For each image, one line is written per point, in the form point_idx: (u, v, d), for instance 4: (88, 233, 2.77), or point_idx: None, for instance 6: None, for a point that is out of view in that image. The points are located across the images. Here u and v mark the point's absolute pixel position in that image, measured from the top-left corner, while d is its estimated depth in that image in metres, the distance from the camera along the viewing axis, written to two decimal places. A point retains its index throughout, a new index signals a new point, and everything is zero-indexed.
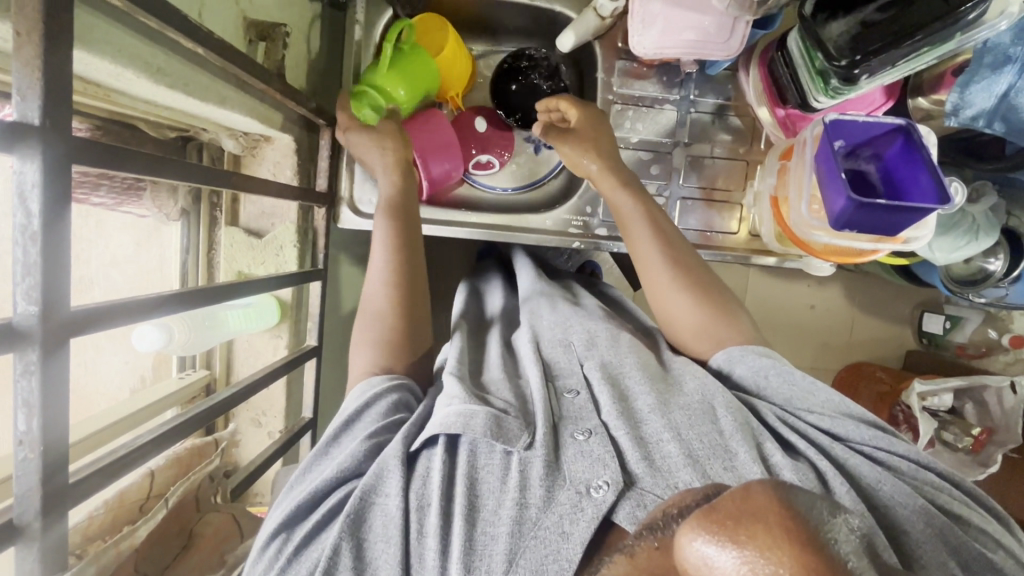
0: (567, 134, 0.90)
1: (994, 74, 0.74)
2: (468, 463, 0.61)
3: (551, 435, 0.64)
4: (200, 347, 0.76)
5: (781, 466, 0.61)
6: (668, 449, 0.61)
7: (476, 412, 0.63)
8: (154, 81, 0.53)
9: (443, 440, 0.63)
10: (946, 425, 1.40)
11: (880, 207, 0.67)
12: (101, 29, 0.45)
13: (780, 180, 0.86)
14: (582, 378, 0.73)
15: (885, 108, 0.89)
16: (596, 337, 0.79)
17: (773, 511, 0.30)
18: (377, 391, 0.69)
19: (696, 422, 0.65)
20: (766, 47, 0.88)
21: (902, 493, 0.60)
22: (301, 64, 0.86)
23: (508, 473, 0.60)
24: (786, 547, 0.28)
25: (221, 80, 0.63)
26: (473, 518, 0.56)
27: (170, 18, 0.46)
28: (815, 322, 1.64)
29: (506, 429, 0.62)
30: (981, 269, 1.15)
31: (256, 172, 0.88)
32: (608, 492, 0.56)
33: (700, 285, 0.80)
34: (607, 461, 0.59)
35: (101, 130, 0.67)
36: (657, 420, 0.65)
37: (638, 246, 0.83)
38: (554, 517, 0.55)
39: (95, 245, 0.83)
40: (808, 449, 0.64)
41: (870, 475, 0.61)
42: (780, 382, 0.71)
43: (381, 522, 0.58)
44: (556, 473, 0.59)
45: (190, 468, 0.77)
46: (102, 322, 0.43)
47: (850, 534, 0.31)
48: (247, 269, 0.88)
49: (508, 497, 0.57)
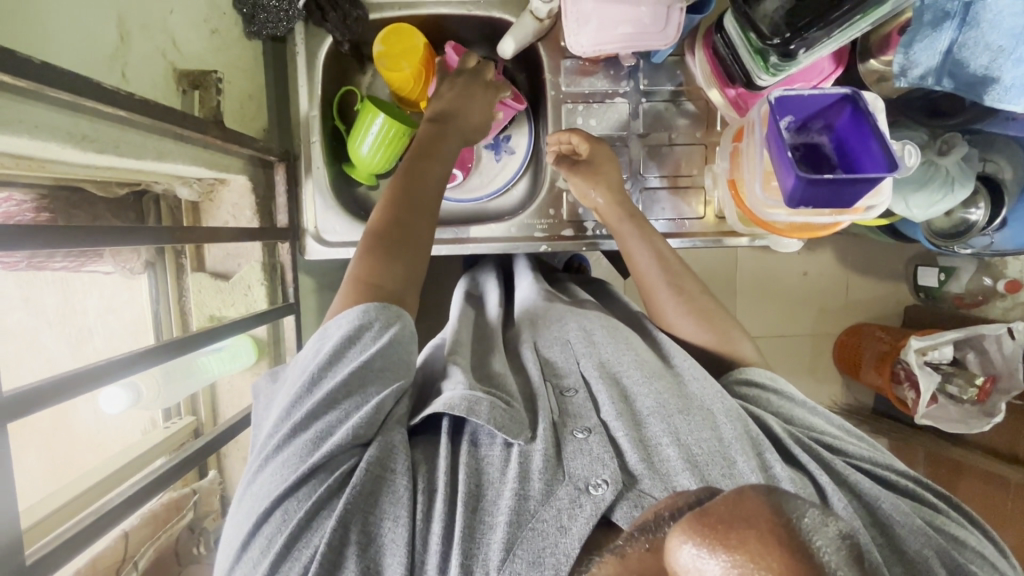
0: (577, 167, 0.91)
1: (936, 32, 0.73)
2: (470, 458, 0.61)
3: (552, 432, 0.63)
4: (176, 397, 0.78)
5: (781, 477, 0.61)
6: (667, 453, 0.61)
7: (480, 399, 0.63)
8: (82, 149, 0.54)
9: (449, 423, 0.64)
10: (950, 377, 1.41)
11: (830, 182, 0.67)
12: (15, 109, 0.46)
13: (733, 162, 0.87)
14: (580, 377, 0.72)
15: (835, 76, 0.87)
16: (593, 334, 0.80)
17: (766, 519, 0.29)
18: (374, 340, 0.65)
19: (696, 427, 0.64)
20: (709, 31, 0.87)
21: (901, 511, 0.58)
22: (246, 105, 0.87)
23: (508, 466, 0.59)
24: (774, 552, 0.28)
25: (156, 135, 0.64)
26: (475, 505, 0.56)
27: (82, 88, 0.47)
28: (807, 291, 1.63)
29: (509, 420, 0.62)
30: (963, 221, 1.14)
31: (215, 215, 0.88)
32: (607, 490, 0.55)
33: (701, 308, 0.83)
34: (605, 460, 0.59)
35: (46, 198, 0.68)
36: (657, 423, 0.65)
37: (645, 274, 0.86)
38: (552, 510, 0.54)
39: (88, 296, 0.88)
40: (811, 463, 0.63)
41: (871, 490, 0.61)
42: (783, 404, 0.72)
43: (389, 501, 0.57)
44: (557, 468, 0.59)
45: (167, 523, 0.77)
46: (41, 403, 0.44)
47: (839, 538, 0.30)
48: (218, 312, 0.90)
49: (508, 487, 0.57)
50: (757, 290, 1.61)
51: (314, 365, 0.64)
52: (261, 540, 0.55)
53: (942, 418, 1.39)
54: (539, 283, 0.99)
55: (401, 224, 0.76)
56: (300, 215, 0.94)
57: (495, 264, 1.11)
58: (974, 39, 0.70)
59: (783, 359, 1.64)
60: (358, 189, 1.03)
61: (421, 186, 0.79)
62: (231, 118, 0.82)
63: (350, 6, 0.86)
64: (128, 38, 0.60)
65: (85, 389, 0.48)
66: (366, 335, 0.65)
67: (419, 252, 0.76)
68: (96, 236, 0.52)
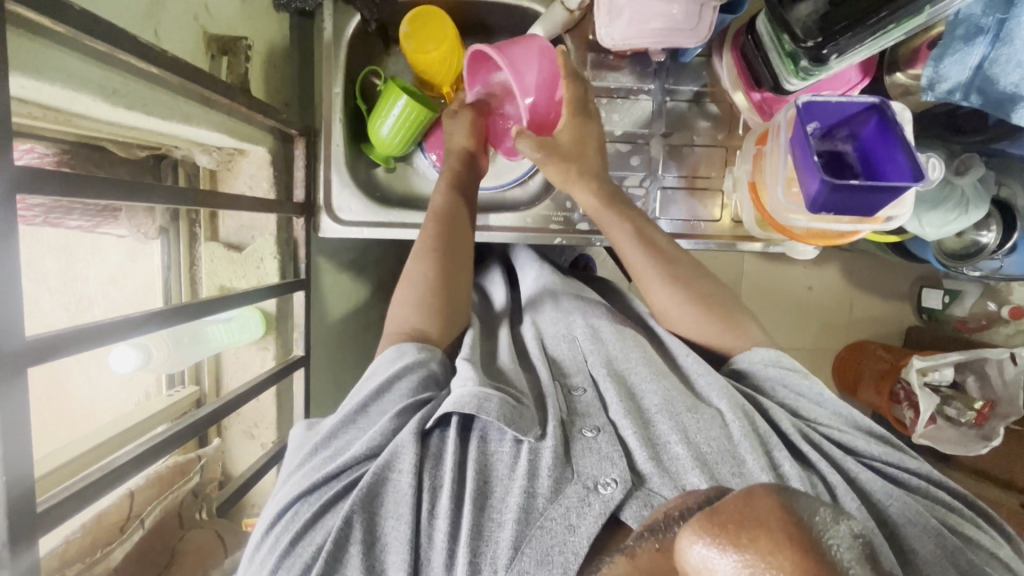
0: (546, 146, 0.82)
1: (968, 46, 0.73)
2: (478, 452, 0.60)
3: (561, 430, 0.63)
4: (182, 364, 0.78)
5: (790, 474, 0.60)
6: (675, 451, 0.60)
7: (490, 395, 0.62)
8: (111, 103, 0.53)
9: (456, 420, 0.62)
10: (947, 400, 1.38)
11: (857, 187, 0.67)
12: (46, 54, 0.45)
13: (756, 165, 0.86)
14: (588, 376, 0.72)
15: (861, 86, 0.87)
16: (600, 332, 0.79)
17: (778, 519, 0.28)
18: (404, 364, 0.67)
19: (705, 426, 0.63)
20: (739, 31, 0.87)
21: (910, 510, 0.58)
22: (271, 75, 0.86)
23: (517, 463, 0.59)
24: (786, 552, 0.27)
25: (182, 98, 0.63)
26: (483, 503, 0.55)
27: (118, 40, 0.46)
28: (812, 304, 1.63)
29: (518, 417, 0.61)
30: (974, 243, 1.13)
31: (232, 186, 0.87)
32: (616, 489, 0.55)
33: (725, 314, 0.80)
34: (615, 460, 0.58)
35: (67, 153, 0.68)
36: (667, 420, 0.64)
37: (641, 270, 0.82)
38: (560, 509, 0.53)
39: (92, 264, 0.88)
40: (820, 462, 0.62)
41: (878, 490, 0.60)
42: (787, 395, 0.72)
43: (393, 499, 0.56)
44: (566, 467, 0.58)
45: (171, 486, 0.70)
46: (55, 352, 0.41)
47: (852, 539, 0.29)
48: (228, 283, 0.89)
49: (516, 485, 0.56)
50: (762, 301, 1.61)
51: (350, 400, 0.67)
52: (277, 532, 0.57)
53: (939, 438, 1.38)
54: (544, 272, 0.98)
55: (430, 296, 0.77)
56: (317, 192, 0.93)
57: (500, 264, 1.12)
58: (1006, 56, 0.70)
59: None
60: (375, 170, 1.03)
61: (454, 294, 0.78)
62: (257, 88, 0.82)
63: None
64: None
65: (111, 340, 0.48)
66: (400, 360, 0.68)
67: (456, 318, 0.78)
68: (146, 195, 0.51)
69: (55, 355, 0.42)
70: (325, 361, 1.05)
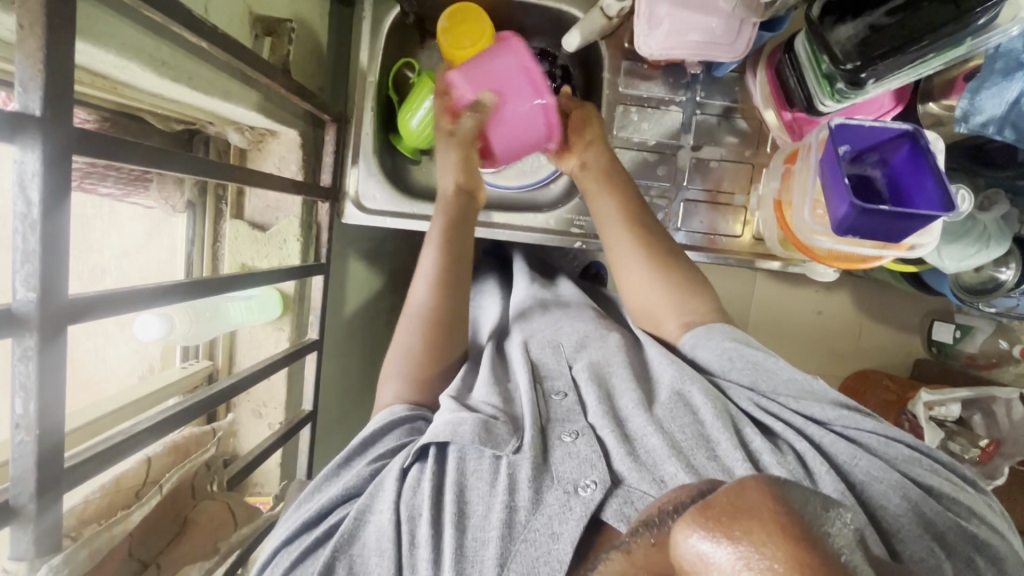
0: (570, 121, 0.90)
1: (1006, 81, 0.72)
2: (457, 470, 0.60)
3: (540, 438, 0.62)
4: (199, 338, 0.78)
5: (761, 451, 0.58)
6: (652, 443, 0.59)
7: (465, 419, 0.62)
8: (160, 74, 0.54)
9: (433, 451, 0.62)
10: (953, 436, 1.34)
11: (881, 213, 0.67)
12: (102, 21, 0.46)
13: (784, 184, 0.86)
14: (570, 379, 0.71)
15: (894, 113, 0.87)
16: (587, 340, 0.79)
17: (767, 508, 0.28)
18: (388, 417, 0.69)
19: (678, 415, 0.63)
20: (775, 50, 0.88)
21: (877, 467, 0.56)
22: (308, 59, 0.86)
23: (497, 477, 0.58)
24: (779, 541, 0.27)
25: (224, 74, 0.64)
26: (463, 523, 0.54)
27: (174, 12, 0.47)
28: (823, 328, 1.61)
29: (494, 434, 0.61)
30: (992, 278, 1.10)
31: (261, 166, 0.88)
32: (596, 490, 0.54)
33: (680, 279, 0.79)
34: (594, 462, 0.57)
35: (107, 122, 0.69)
36: (641, 419, 0.63)
37: (621, 260, 0.83)
38: (542, 519, 0.52)
39: (108, 236, 0.87)
40: (785, 431, 0.61)
41: (844, 452, 0.58)
42: (747, 370, 0.68)
43: (375, 538, 0.56)
44: (543, 475, 0.57)
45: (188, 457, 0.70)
46: (97, 312, 0.42)
47: (845, 528, 0.29)
48: (250, 262, 0.90)
49: (497, 500, 0.55)
50: (772, 322, 1.60)
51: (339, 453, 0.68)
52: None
53: None
54: (534, 285, 0.97)
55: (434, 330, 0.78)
56: (343, 178, 0.94)
57: (497, 273, 1.09)
58: None
59: None
60: (401, 161, 1.03)
61: (453, 326, 0.80)
62: (296, 70, 0.83)
63: None
64: None
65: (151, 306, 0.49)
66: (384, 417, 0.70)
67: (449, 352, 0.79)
68: (183, 164, 0.52)
69: (99, 315, 0.42)
70: (336, 346, 1.05)
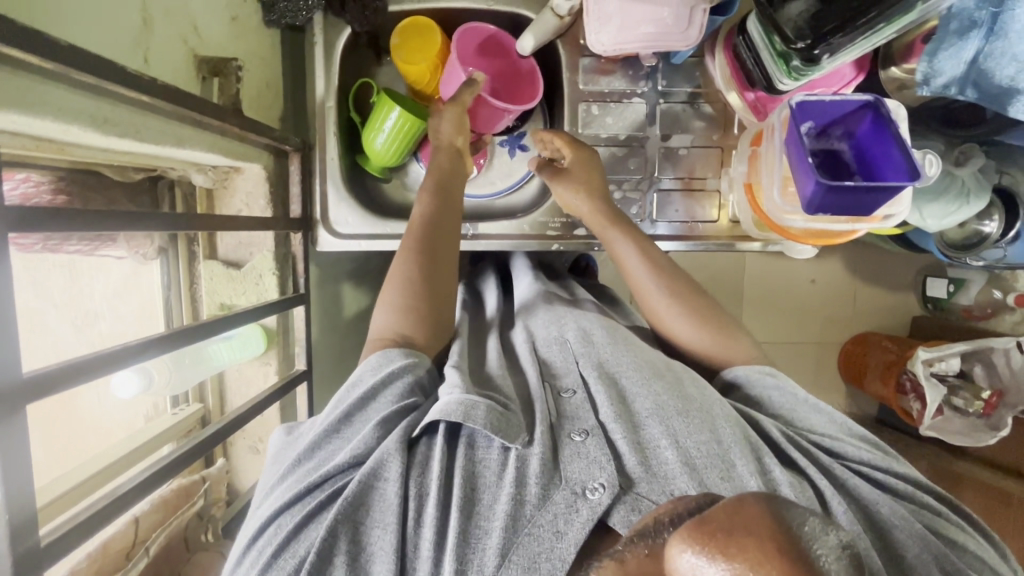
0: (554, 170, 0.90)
1: (962, 41, 0.72)
2: (467, 457, 0.58)
3: (549, 434, 0.60)
4: (186, 384, 0.78)
5: (781, 480, 0.57)
6: (665, 455, 0.58)
7: (477, 403, 0.60)
8: (102, 133, 0.53)
9: (443, 428, 0.60)
10: (956, 390, 1.35)
11: (850, 189, 0.66)
12: (37, 90, 0.46)
13: (751, 166, 0.86)
14: (579, 377, 0.68)
15: (857, 82, 0.86)
16: (592, 336, 0.75)
17: (763, 525, 0.29)
18: (393, 370, 0.65)
19: (695, 430, 0.60)
20: (730, 31, 0.86)
21: (899, 515, 0.56)
22: (261, 93, 0.86)
23: (505, 470, 0.57)
24: (772, 559, 0.28)
25: (174, 122, 0.63)
26: (470, 510, 0.54)
27: (108, 72, 0.47)
28: (817, 297, 1.60)
29: (506, 423, 0.59)
30: (976, 233, 1.10)
31: (228, 205, 0.87)
32: (604, 495, 0.53)
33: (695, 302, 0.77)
34: (603, 463, 0.56)
35: (63, 180, 0.68)
36: (656, 425, 0.61)
37: (637, 279, 0.80)
38: (548, 516, 0.52)
39: (95, 279, 0.87)
40: (809, 466, 0.59)
41: (869, 495, 0.58)
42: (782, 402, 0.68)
43: (380, 508, 0.55)
44: (553, 473, 0.56)
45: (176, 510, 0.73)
46: (54, 385, 0.42)
47: (838, 547, 0.30)
48: (228, 301, 0.90)
49: (504, 492, 0.54)
50: (767, 298, 1.58)
51: (337, 407, 0.64)
52: (258, 550, 0.55)
53: (948, 430, 1.34)
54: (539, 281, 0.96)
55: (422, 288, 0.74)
56: (313, 206, 0.93)
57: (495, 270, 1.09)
58: (1000, 51, 0.70)
59: (790, 367, 1.61)
60: (371, 182, 1.03)
61: (437, 298, 0.75)
62: (250, 107, 0.82)
63: None
64: (151, 23, 0.60)
65: (127, 363, 0.49)
66: (388, 365, 0.66)
67: (441, 320, 0.75)
68: (134, 222, 0.51)
69: (58, 386, 0.42)
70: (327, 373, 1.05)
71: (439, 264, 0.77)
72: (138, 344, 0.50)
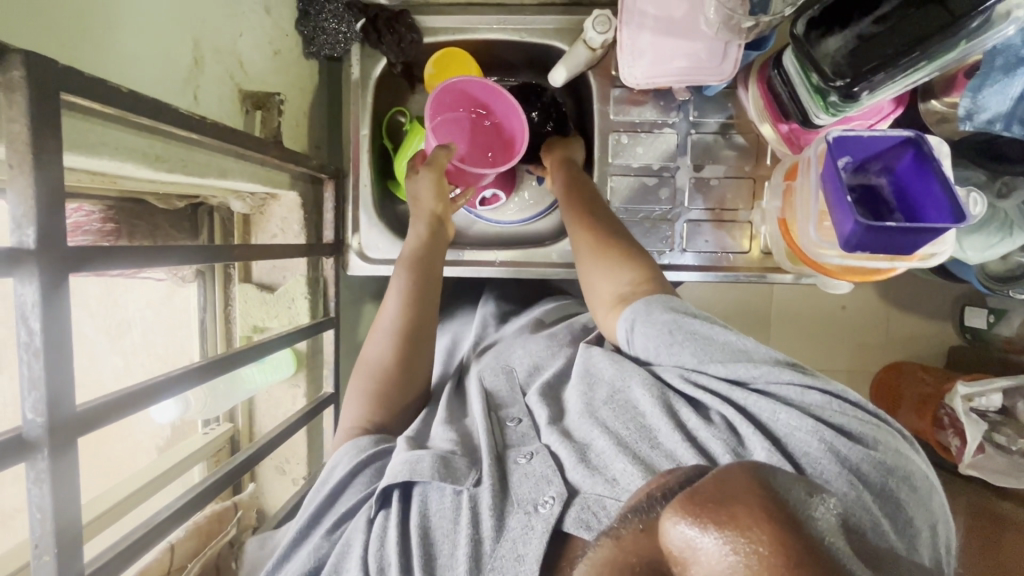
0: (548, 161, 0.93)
1: (1008, 78, 0.70)
2: (421, 511, 0.57)
3: (497, 465, 0.60)
4: (219, 408, 0.81)
5: (697, 431, 0.54)
6: (600, 445, 0.56)
7: (422, 457, 0.60)
8: (154, 168, 0.56)
9: (398, 493, 0.59)
10: (997, 426, 1.26)
11: (893, 230, 0.65)
12: (98, 133, 0.48)
13: (787, 202, 0.85)
14: (524, 405, 0.68)
15: (895, 115, 0.85)
16: (539, 362, 0.76)
17: (752, 491, 0.29)
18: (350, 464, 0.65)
19: (622, 413, 0.59)
20: (764, 65, 0.86)
21: (797, 424, 0.52)
22: (299, 124, 0.89)
23: (460, 513, 0.55)
24: (764, 525, 0.27)
25: (219, 155, 0.66)
26: (432, 566, 0.52)
27: (162, 115, 0.49)
28: (849, 325, 1.55)
29: (453, 468, 0.59)
30: (1020, 265, 1.05)
31: (265, 230, 0.90)
32: (553, 505, 0.52)
33: (623, 256, 0.72)
34: (550, 478, 0.55)
35: (112, 210, 0.72)
36: (586, 425, 0.59)
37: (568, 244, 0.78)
38: (506, 543, 0.51)
39: (130, 290, 0.93)
40: (712, 402, 0.56)
41: (766, 410, 0.53)
42: (682, 342, 0.60)
43: None
44: (503, 502, 0.55)
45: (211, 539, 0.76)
46: (103, 419, 0.43)
47: (829, 514, 0.29)
48: (261, 322, 0.92)
49: (461, 535, 0.53)
50: (794, 328, 1.55)
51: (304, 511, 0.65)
52: None
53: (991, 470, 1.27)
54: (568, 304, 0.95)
55: (399, 377, 0.75)
56: (345, 229, 0.94)
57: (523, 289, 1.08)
58: None
59: None
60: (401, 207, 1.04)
61: (412, 373, 0.76)
62: (289, 138, 0.85)
63: (406, 28, 0.87)
64: (201, 62, 0.63)
65: (167, 394, 0.50)
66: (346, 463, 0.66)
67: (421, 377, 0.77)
68: (180, 254, 0.53)
69: (109, 419, 0.44)
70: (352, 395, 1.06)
71: (422, 342, 0.77)
72: (175, 376, 0.51)
